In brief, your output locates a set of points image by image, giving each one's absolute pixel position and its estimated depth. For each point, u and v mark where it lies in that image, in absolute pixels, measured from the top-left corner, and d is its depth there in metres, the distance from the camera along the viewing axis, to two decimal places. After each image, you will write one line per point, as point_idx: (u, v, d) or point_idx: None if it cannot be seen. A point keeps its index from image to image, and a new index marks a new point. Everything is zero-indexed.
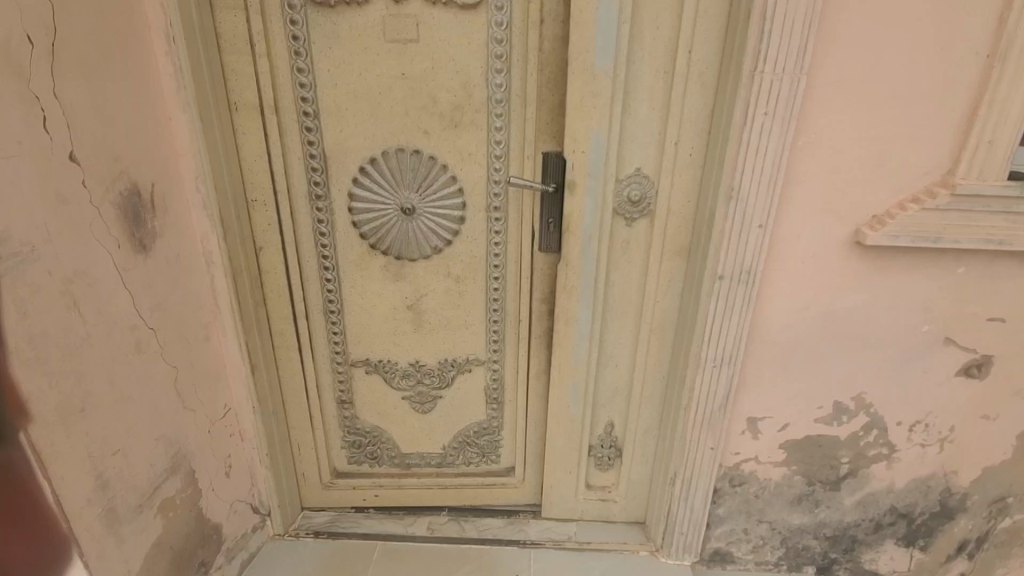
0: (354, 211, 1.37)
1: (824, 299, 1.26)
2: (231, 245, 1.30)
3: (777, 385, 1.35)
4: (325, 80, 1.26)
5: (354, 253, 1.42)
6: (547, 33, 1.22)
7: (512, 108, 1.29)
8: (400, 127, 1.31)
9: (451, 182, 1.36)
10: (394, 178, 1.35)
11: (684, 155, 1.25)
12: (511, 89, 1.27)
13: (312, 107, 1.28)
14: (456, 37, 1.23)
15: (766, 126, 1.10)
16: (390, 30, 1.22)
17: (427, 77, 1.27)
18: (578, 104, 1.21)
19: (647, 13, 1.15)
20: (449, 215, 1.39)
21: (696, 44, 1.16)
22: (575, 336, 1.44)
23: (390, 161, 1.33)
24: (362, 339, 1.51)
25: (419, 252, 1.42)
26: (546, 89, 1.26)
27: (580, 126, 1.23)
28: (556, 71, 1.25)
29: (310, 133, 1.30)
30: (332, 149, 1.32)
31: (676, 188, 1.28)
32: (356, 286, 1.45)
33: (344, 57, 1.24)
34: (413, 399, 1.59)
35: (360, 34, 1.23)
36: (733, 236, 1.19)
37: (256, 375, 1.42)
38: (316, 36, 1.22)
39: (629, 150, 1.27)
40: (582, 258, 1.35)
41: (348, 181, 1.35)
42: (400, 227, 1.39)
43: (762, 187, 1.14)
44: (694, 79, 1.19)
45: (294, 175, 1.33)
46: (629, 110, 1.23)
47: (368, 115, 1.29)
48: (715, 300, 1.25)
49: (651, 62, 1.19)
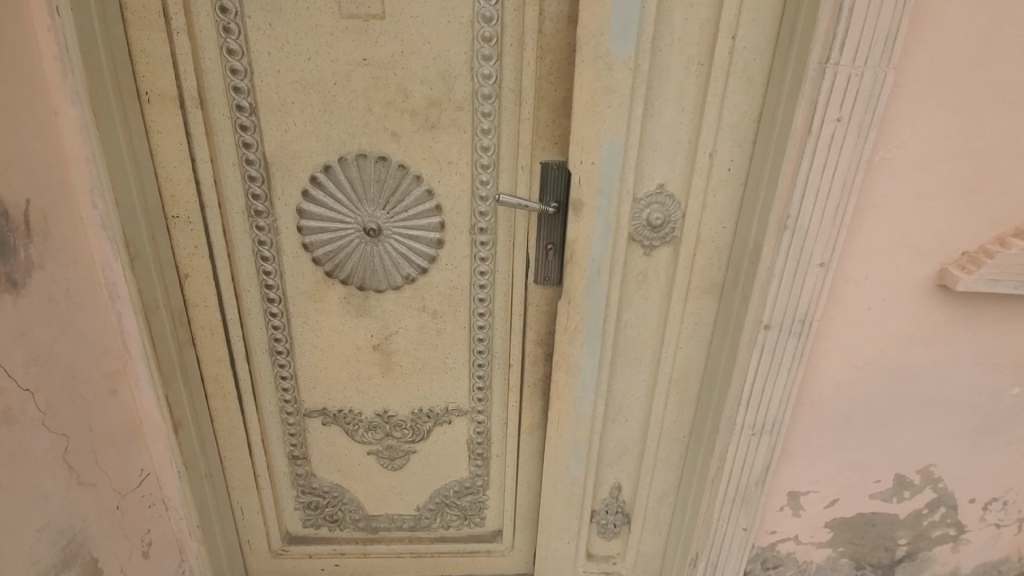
0: (305, 231, 1.10)
1: (892, 354, 1.00)
2: (143, 274, 1.02)
3: (826, 456, 1.09)
4: (265, 65, 0.99)
5: (307, 283, 1.15)
6: (550, 10, 0.94)
7: (503, 105, 1.02)
8: (361, 126, 1.03)
9: (427, 197, 1.09)
10: (354, 191, 1.08)
11: (720, 170, 0.98)
12: (502, 81, 1.01)
13: (249, 99, 1.00)
14: (433, 14, 0.96)
15: (838, 136, 0.82)
16: (348, 1, 0.95)
17: (397, 63, 0.99)
18: (587, 102, 0.94)
19: None
20: (424, 238, 1.12)
21: (742, 27, 0.89)
22: (577, 388, 1.17)
23: (349, 170, 1.06)
24: (318, 384, 1.25)
25: (387, 281, 1.15)
26: (546, 84, 0.99)
27: (589, 131, 0.96)
28: (559, 60, 0.97)
29: (246, 133, 1.02)
30: (275, 154, 1.05)
31: (709, 211, 1.01)
32: (309, 322, 1.19)
33: (289, 37, 0.97)
34: (381, 455, 1.32)
35: (309, 7, 0.95)
36: (785, 278, 0.92)
37: (182, 433, 1.15)
38: (251, 8, 0.95)
39: (650, 161, 1.00)
40: (589, 296, 1.08)
41: (298, 194, 1.08)
42: (363, 253, 1.12)
43: (827, 216, 0.87)
44: (737, 73, 0.92)
45: (226, 185, 1.06)
46: (651, 111, 0.97)
47: (319, 111, 1.02)
48: (757, 356, 0.98)
49: (682, 50, 0.93)
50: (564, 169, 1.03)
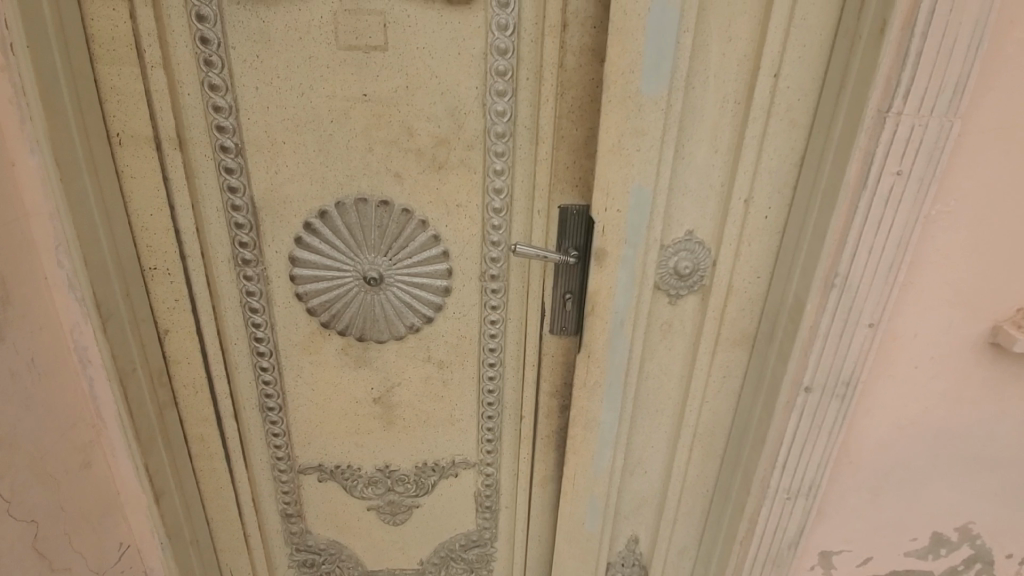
0: (298, 280, 1.00)
1: (936, 413, 0.94)
2: (116, 335, 0.91)
3: (862, 515, 1.03)
4: (252, 102, 0.88)
5: (300, 334, 1.05)
6: (572, 43, 0.85)
7: (517, 144, 0.93)
8: (360, 167, 0.93)
9: (433, 242, 0.99)
10: (353, 237, 0.98)
11: (756, 217, 0.90)
12: (517, 118, 0.91)
13: (234, 139, 0.89)
14: (441, 45, 0.87)
15: (896, 191, 0.75)
16: (346, 31, 0.85)
17: (401, 99, 0.89)
18: (613, 146, 0.84)
19: (716, 18, 0.80)
20: (430, 286, 1.03)
21: (786, 64, 0.81)
22: (595, 444, 1.09)
23: (347, 215, 0.96)
24: (313, 439, 1.15)
25: (389, 332, 1.06)
26: (566, 122, 0.90)
27: (614, 176, 0.87)
28: (580, 97, 0.88)
29: (232, 176, 0.92)
30: (265, 197, 0.94)
31: (743, 260, 0.93)
32: (303, 375, 1.09)
33: (279, 70, 0.86)
34: (382, 510, 1.23)
35: (301, 38, 0.85)
36: (831, 340, 0.84)
37: (164, 501, 1.04)
38: (237, 38, 0.84)
39: (679, 206, 0.92)
40: (611, 349, 1.00)
41: (290, 241, 0.98)
42: (362, 302, 1.03)
43: (880, 275, 0.79)
44: (779, 113, 0.83)
45: (210, 232, 0.95)
46: (682, 154, 0.88)
47: (313, 151, 0.92)
48: (795, 419, 0.91)
49: (717, 88, 0.84)
50: (585, 215, 0.94)
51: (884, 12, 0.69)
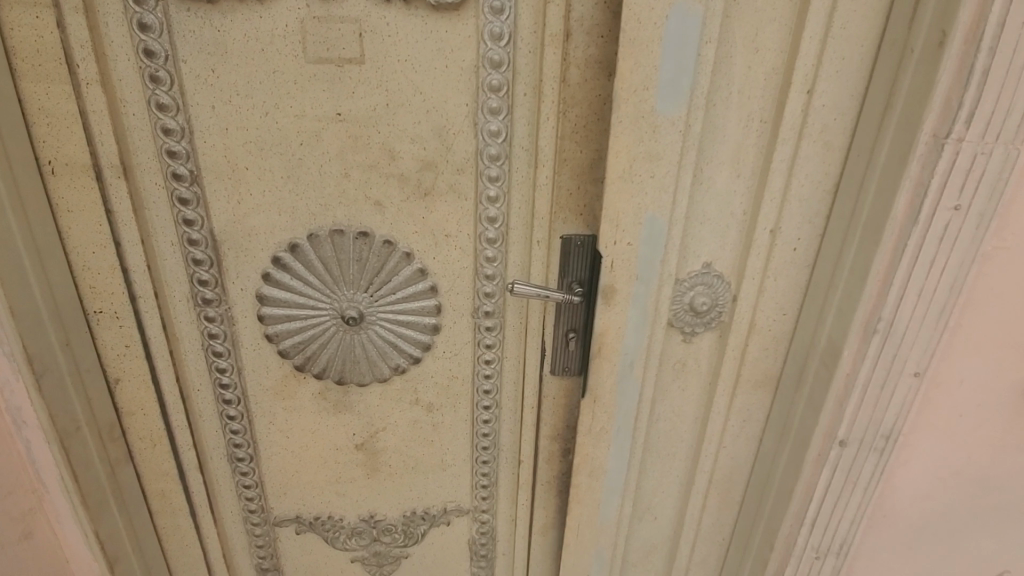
0: (267, 319, 0.89)
1: (979, 462, 0.85)
2: (55, 390, 0.80)
3: (894, 568, 0.94)
4: (208, 123, 0.77)
5: (271, 378, 0.94)
6: (576, 54, 0.74)
7: (513, 168, 0.82)
8: (335, 195, 0.82)
9: (420, 276, 0.88)
10: (329, 273, 0.86)
11: (784, 249, 0.80)
12: (513, 139, 0.80)
13: (188, 165, 0.78)
14: (425, 57, 0.75)
15: (952, 228, 0.65)
16: (315, 42, 0.73)
17: (380, 119, 0.78)
18: (624, 173, 0.74)
19: (742, 26, 0.70)
20: (417, 324, 0.92)
21: (822, 79, 0.70)
22: (601, 493, 0.98)
23: (321, 248, 0.85)
24: (289, 489, 1.04)
25: (372, 374, 0.95)
26: (570, 143, 0.79)
27: (625, 205, 0.76)
28: (586, 114, 0.77)
29: (187, 207, 0.80)
30: (226, 230, 0.83)
31: (767, 295, 0.83)
32: (276, 422, 0.98)
33: (239, 87, 0.75)
34: (367, 562, 1.12)
35: (263, 49, 0.73)
36: (870, 390, 0.74)
37: (120, 567, 0.94)
38: (188, 51, 0.73)
39: (696, 236, 0.82)
40: (619, 393, 0.89)
41: (257, 277, 0.86)
42: (341, 343, 0.92)
43: (929, 320, 0.70)
44: (813, 134, 0.73)
45: (164, 269, 0.84)
46: (700, 179, 0.78)
47: (281, 178, 0.80)
48: (826, 474, 0.81)
49: (742, 106, 0.74)
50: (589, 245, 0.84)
51: (943, 21, 0.59)
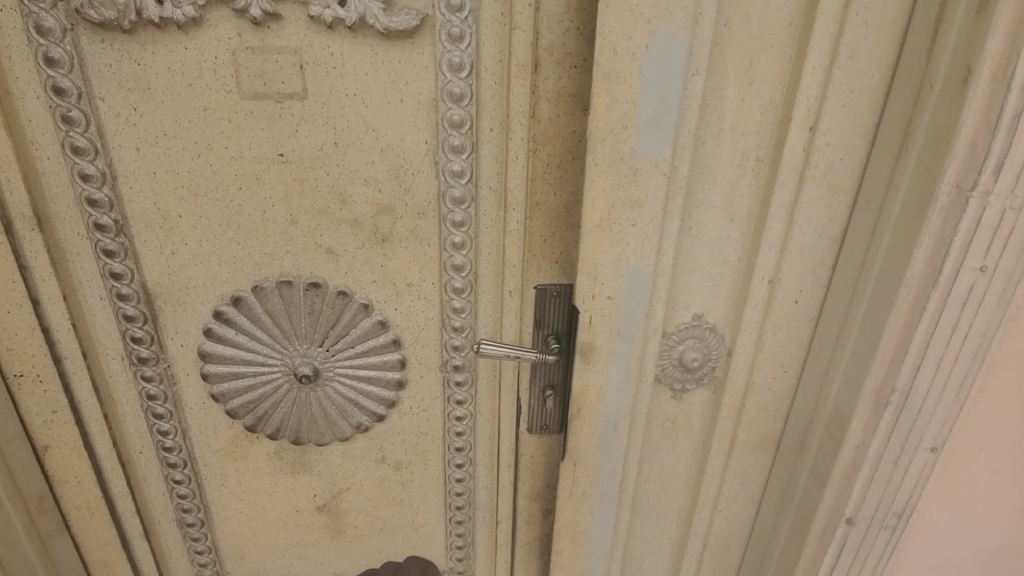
0: (212, 378, 0.80)
1: (1002, 531, 0.76)
2: None
3: None
4: (133, 167, 0.68)
5: (220, 438, 0.86)
6: (546, 86, 0.65)
7: (480, 211, 0.73)
8: (281, 244, 0.73)
9: (380, 329, 0.80)
10: (278, 327, 0.78)
11: (784, 303, 0.71)
12: (478, 180, 0.72)
13: (112, 214, 0.69)
14: (376, 90, 0.67)
15: (979, 291, 0.56)
16: (249, 76, 0.64)
17: (327, 160, 0.70)
18: (601, 221, 0.65)
19: (732, 55, 0.61)
20: (379, 379, 0.83)
21: (826, 115, 0.61)
22: (585, 559, 0.90)
23: (268, 302, 0.76)
24: (246, 553, 0.95)
25: (331, 433, 0.86)
26: (541, 186, 0.70)
27: (604, 256, 0.67)
28: (559, 154, 0.68)
29: (114, 260, 0.72)
30: (161, 282, 0.74)
31: (766, 352, 0.74)
32: (227, 485, 0.89)
33: (166, 126, 0.66)
34: None
35: (191, 85, 0.65)
36: (881, 465, 0.66)
37: None
38: (105, 87, 0.64)
39: (685, 287, 0.73)
40: (602, 456, 0.81)
41: (199, 333, 0.78)
42: (295, 402, 0.83)
43: (950, 390, 0.61)
44: (817, 176, 0.64)
45: (94, 325, 0.76)
46: (689, 225, 0.69)
47: (219, 226, 0.72)
48: (833, 552, 0.72)
49: (734, 144, 0.65)
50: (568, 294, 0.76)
51: (969, 54, 0.50)
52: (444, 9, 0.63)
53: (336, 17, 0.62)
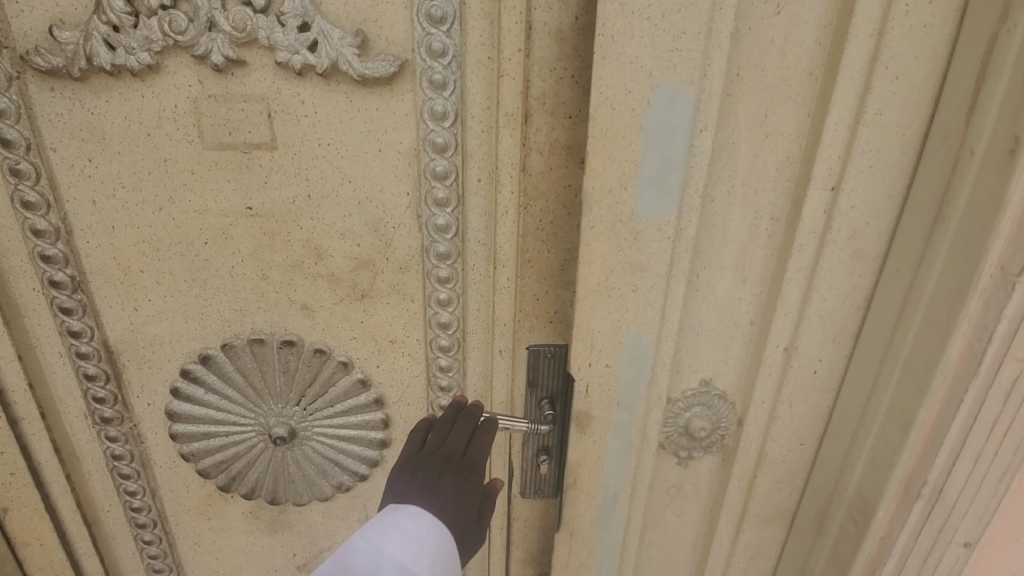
0: (181, 437, 0.75)
1: None
2: None
3: None
4: (90, 220, 0.63)
5: (192, 498, 0.80)
6: (538, 138, 0.59)
7: (468, 266, 0.67)
8: (253, 301, 0.68)
9: (360, 387, 0.74)
10: (250, 386, 0.72)
11: (801, 373, 0.64)
12: (465, 233, 0.66)
13: (68, 270, 0.65)
14: (352, 140, 0.61)
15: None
16: (213, 125, 0.59)
17: (300, 213, 0.64)
18: (599, 286, 0.58)
19: (744, 108, 0.55)
20: (360, 439, 0.77)
21: (851, 175, 0.55)
22: None
23: (239, 360, 0.70)
24: None
25: (310, 493, 0.80)
26: (534, 242, 0.64)
27: (601, 323, 0.61)
28: (553, 209, 0.62)
29: (71, 316, 0.67)
30: (123, 339, 0.69)
31: (781, 423, 0.67)
32: (201, 544, 0.84)
33: (124, 178, 0.61)
34: None
35: (150, 134, 0.60)
36: (906, 557, 0.60)
37: None
38: (57, 137, 0.59)
39: (692, 349, 0.66)
40: (600, 527, 0.74)
41: (166, 391, 0.72)
42: (271, 462, 0.77)
43: (986, 484, 0.55)
44: (841, 239, 0.57)
45: (54, 382, 0.71)
46: (696, 287, 0.62)
47: (184, 282, 0.66)
48: None
49: (746, 202, 0.58)
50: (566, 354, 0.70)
51: (1018, 121, 0.44)
52: (425, 55, 0.57)
53: (306, 63, 0.56)
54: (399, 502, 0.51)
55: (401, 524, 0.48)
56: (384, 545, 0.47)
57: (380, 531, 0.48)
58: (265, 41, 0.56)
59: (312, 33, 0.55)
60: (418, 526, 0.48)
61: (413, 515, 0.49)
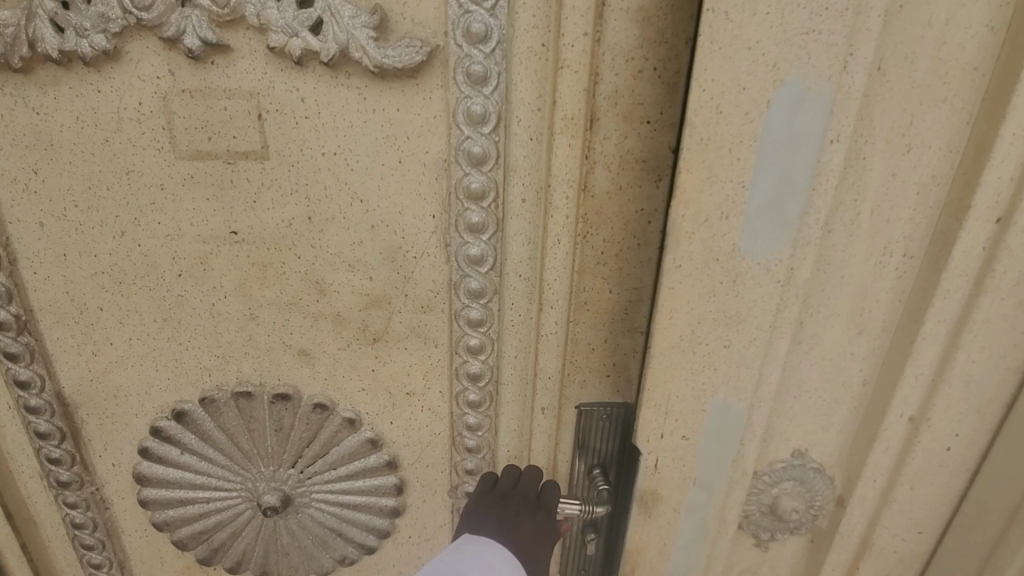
0: (153, 504, 0.62)
1: None
2: None
3: None
4: (36, 246, 0.50)
5: (169, 570, 0.67)
6: (604, 148, 0.46)
7: (506, 305, 0.54)
8: (238, 345, 0.55)
9: (370, 448, 0.61)
10: (236, 446, 0.59)
11: (929, 449, 0.50)
12: (505, 265, 0.53)
13: (10, 308, 0.52)
14: (365, 148, 0.48)
15: None
16: (187, 128, 0.46)
17: (297, 239, 0.51)
18: (682, 340, 0.45)
19: (885, 112, 0.41)
20: (368, 506, 0.64)
21: None
22: None
23: (222, 416, 0.57)
24: None
25: (309, 567, 0.67)
26: (591, 280, 0.50)
27: (681, 386, 0.47)
28: (618, 238, 0.49)
29: (16, 363, 0.54)
30: (81, 390, 0.56)
31: (898, 507, 0.53)
32: None
33: (77, 195, 0.48)
34: None
35: (108, 140, 0.47)
36: None
37: None
38: None
39: (784, 414, 0.52)
40: None
41: (133, 451, 0.59)
42: (260, 532, 0.64)
43: None
44: (1003, 285, 0.44)
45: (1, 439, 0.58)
46: (801, 339, 0.49)
47: (154, 323, 0.53)
48: None
49: (876, 234, 0.45)
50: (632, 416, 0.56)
51: None
52: (461, 39, 0.44)
53: (307, 49, 0.43)
54: (474, 534, 0.50)
55: (479, 554, 0.47)
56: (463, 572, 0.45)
57: (459, 557, 0.47)
58: (255, 19, 0.43)
59: (316, 10, 0.42)
60: (498, 556, 0.47)
61: (490, 546, 0.48)
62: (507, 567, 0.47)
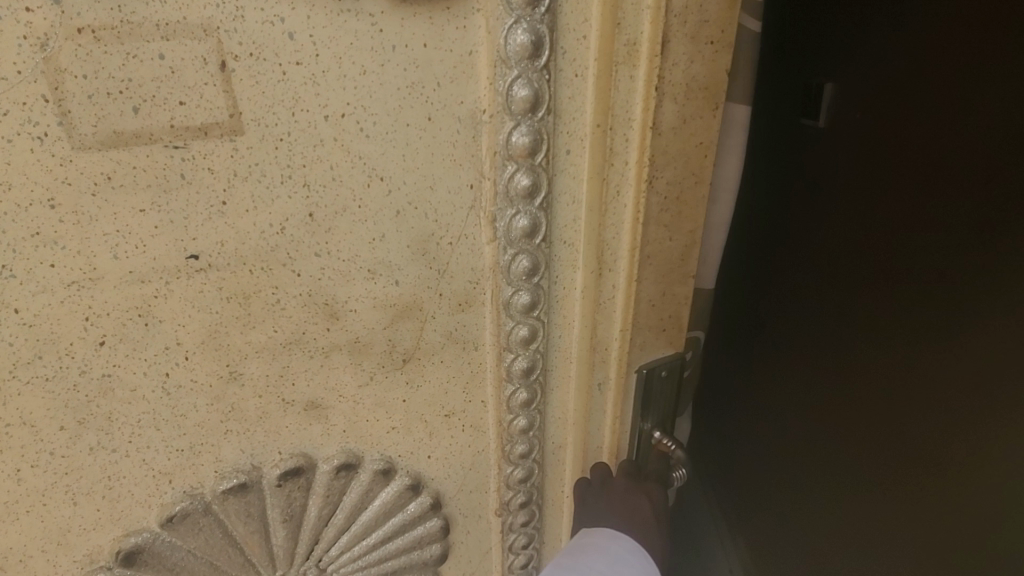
0: None
1: None
2: None
3: None
4: None
5: None
6: (669, 76, 0.40)
7: (554, 282, 0.46)
8: (215, 423, 0.38)
9: (409, 495, 0.48)
10: (222, 567, 0.44)
11: None
12: (556, 233, 0.44)
13: None
14: (383, 105, 0.34)
15: None
16: (94, 103, 0.28)
17: (296, 249, 0.35)
18: None
19: None
20: (409, 565, 0.52)
21: None
22: None
23: (200, 535, 0.41)
24: None
25: None
26: (653, 231, 0.45)
27: None
28: (680, 179, 0.44)
29: None
30: None
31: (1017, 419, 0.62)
32: None
33: None
34: None
35: None
36: None
37: None
38: None
39: None
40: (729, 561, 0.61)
41: None
42: None
43: None
44: None
45: None
46: None
47: (63, 433, 0.35)
48: None
49: None
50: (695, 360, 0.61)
51: None
52: None
53: None
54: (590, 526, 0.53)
55: (603, 545, 0.50)
56: (591, 564, 0.48)
57: (583, 552, 0.50)
58: None
59: None
60: (621, 547, 0.50)
61: (612, 537, 0.51)
62: (632, 556, 0.50)
